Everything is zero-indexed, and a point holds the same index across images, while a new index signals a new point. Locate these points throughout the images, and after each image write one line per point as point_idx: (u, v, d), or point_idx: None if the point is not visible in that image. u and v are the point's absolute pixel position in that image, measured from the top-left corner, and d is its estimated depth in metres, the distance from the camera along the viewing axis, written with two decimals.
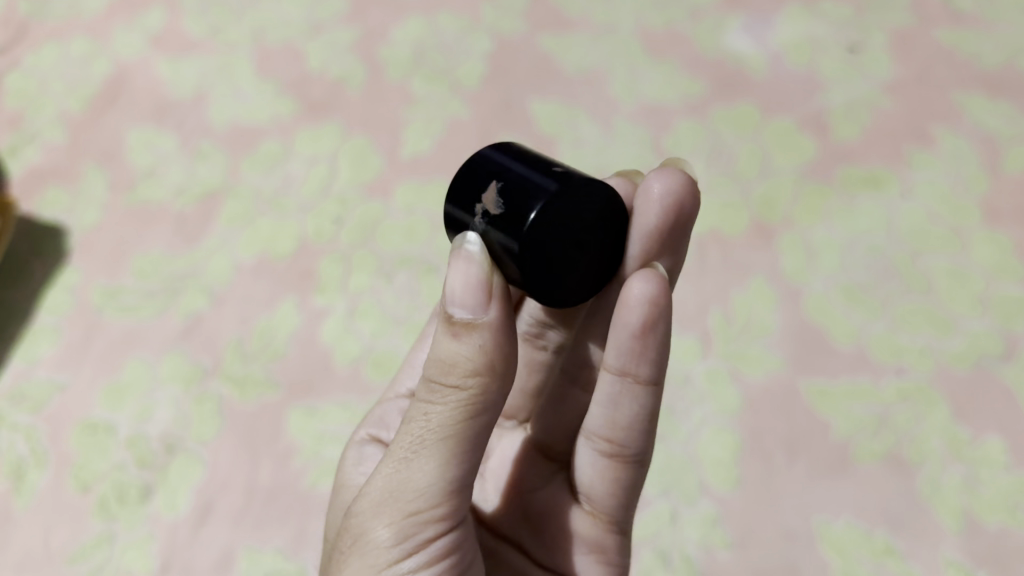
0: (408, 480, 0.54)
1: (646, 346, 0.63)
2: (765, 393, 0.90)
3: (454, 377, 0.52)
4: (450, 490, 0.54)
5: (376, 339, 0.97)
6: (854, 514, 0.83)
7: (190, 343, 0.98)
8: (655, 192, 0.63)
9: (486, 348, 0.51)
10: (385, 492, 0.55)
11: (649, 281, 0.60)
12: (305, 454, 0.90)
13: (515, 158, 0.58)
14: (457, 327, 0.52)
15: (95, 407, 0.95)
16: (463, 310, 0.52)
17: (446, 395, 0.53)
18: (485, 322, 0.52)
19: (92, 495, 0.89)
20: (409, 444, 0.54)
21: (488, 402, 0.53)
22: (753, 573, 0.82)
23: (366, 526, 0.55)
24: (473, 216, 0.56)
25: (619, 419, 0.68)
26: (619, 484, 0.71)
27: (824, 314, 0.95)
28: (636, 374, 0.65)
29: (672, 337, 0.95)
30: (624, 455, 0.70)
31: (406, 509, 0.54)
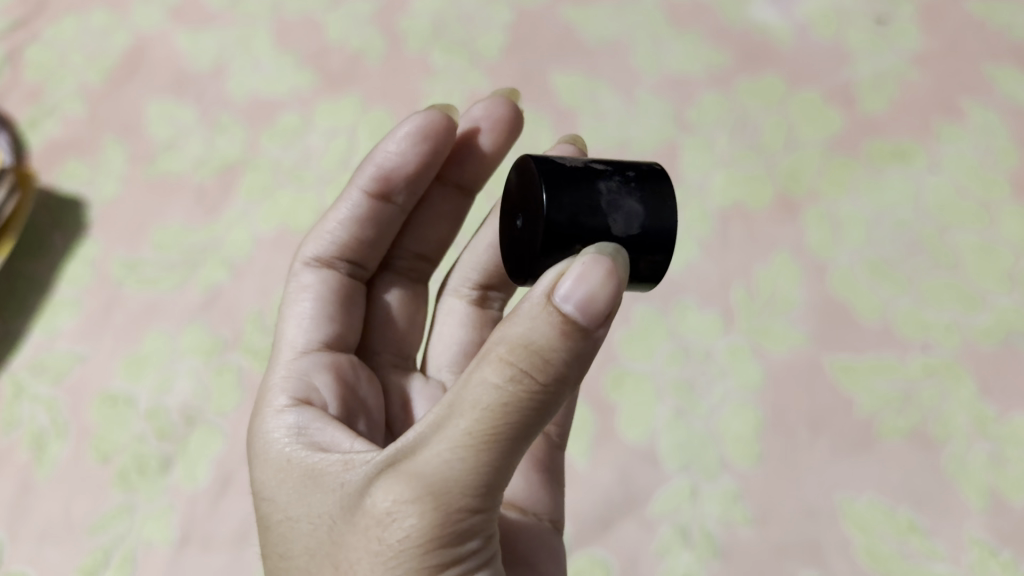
0: (466, 479, 0.46)
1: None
2: (788, 369, 0.89)
3: (545, 377, 0.45)
4: (499, 493, 0.48)
5: None
6: (877, 490, 0.82)
7: (209, 315, 0.98)
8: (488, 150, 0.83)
9: (583, 350, 0.46)
10: (435, 489, 0.46)
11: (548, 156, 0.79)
12: None
13: None
14: (566, 325, 0.45)
15: (115, 378, 0.95)
16: (581, 309, 0.45)
17: (527, 396, 0.45)
18: (597, 326, 0.46)
19: (112, 466, 0.90)
20: (475, 439, 0.45)
21: (563, 401, 0.47)
22: (775, 549, 0.81)
23: (402, 522, 0.47)
24: None
25: None
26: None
27: (850, 289, 0.93)
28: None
29: (694, 311, 0.94)
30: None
31: (458, 509, 0.47)
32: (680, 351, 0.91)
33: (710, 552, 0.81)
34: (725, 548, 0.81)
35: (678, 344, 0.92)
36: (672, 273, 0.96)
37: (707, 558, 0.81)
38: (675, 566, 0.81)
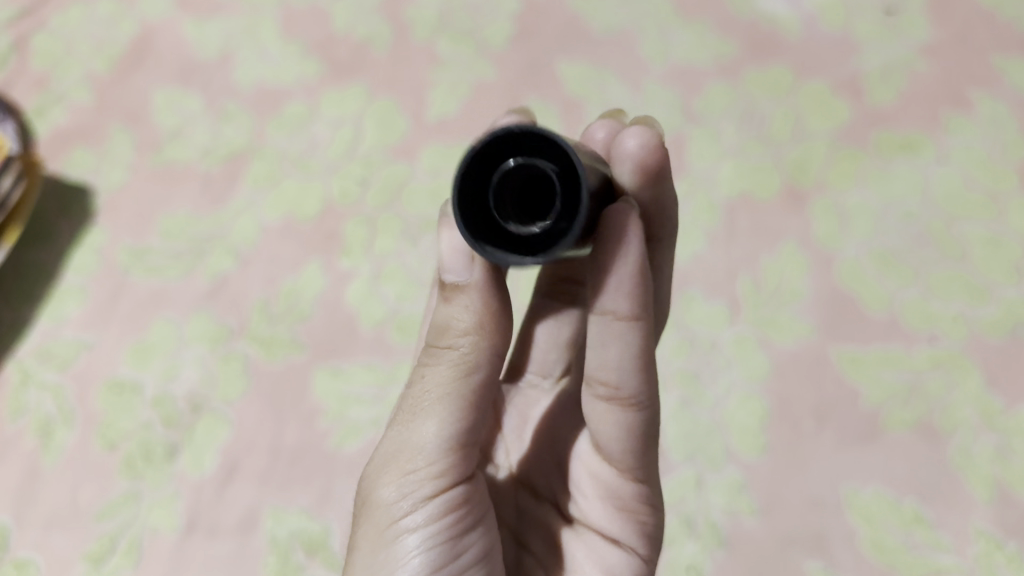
0: (406, 439, 0.57)
1: (618, 279, 0.56)
2: (795, 360, 0.89)
3: (447, 338, 0.56)
4: (447, 446, 0.56)
5: (401, 302, 0.97)
6: (882, 482, 0.82)
7: (215, 304, 0.98)
8: (630, 146, 0.64)
9: (472, 310, 0.55)
10: (388, 454, 0.57)
11: (643, 133, 0.64)
12: (330, 415, 0.90)
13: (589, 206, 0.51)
14: (448, 293, 0.56)
15: (122, 366, 0.95)
16: (453, 273, 0.56)
17: (439, 359, 0.57)
18: (471, 284, 0.55)
19: (119, 453, 0.90)
20: (409, 405, 0.57)
21: (480, 361, 0.56)
22: (780, 540, 0.81)
23: (373, 486, 0.57)
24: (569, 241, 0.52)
25: (609, 359, 0.60)
26: (621, 428, 0.63)
27: (857, 281, 0.93)
28: (614, 312, 0.58)
29: (700, 302, 0.93)
30: (623, 398, 0.62)
31: (402, 468, 0.56)
32: (686, 341, 0.91)
33: (715, 542, 0.81)
34: (730, 539, 0.81)
35: (684, 334, 0.91)
36: (679, 264, 0.96)
37: (711, 546, 0.81)
38: (679, 556, 0.80)
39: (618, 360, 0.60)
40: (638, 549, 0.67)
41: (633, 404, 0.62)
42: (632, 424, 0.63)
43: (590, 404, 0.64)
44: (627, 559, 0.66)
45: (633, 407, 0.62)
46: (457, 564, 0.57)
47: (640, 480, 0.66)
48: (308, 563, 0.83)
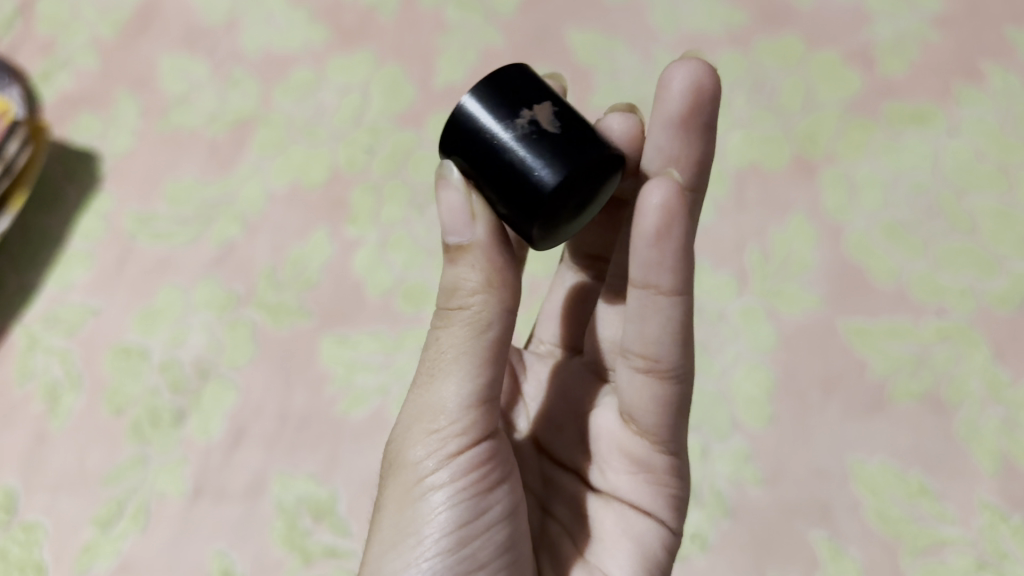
0: (427, 400, 0.57)
1: (663, 254, 0.59)
2: (802, 331, 0.89)
3: (457, 300, 0.55)
4: (470, 404, 0.56)
5: (408, 271, 0.96)
6: (888, 453, 0.82)
7: (222, 271, 0.98)
8: (678, 82, 0.62)
9: (478, 269, 0.55)
10: (413, 416, 0.58)
11: (689, 74, 0.62)
12: (337, 382, 0.90)
13: (529, 93, 0.56)
14: (452, 253, 0.56)
15: (130, 332, 0.95)
16: (455, 234, 0.55)
17: (450, 320, 0.56)
18: (475, 244, 0.55)
19: (125, 418, 0.90)
20: (427, 367, 0.57)
21: (493, 319, 0.55)
22: (785, 509, 0.80)
23: (402, 447, 0.58)
24: (515, 117, 0.55)
25: (651, 332, 0.62)
26: (656, 401, 0.64)
27: (866, 253, 0.93)
28: (657, 286, 0.60)
29: (708, 272, 0.93)
30: (661, 371, 0.63)
31: (428, 428, 0.56)
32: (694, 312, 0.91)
33: (720, 511, 0.80)
34: (735, 508, 0.80)
35: None
36: None
37: (717, 516, 0.80)
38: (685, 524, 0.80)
39: (659, 332, 0.62)
40: (665, 518, 0.68)
41: (671, 378, 0.63)
42: (669, 398, 0.64)
43: (628, 377, 0.65)
44: (654, 526, 0.67)
45: (669, 380, 0.63)
46: (485, 518, 0.58)
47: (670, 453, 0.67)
48: (315, 528, 0.82)
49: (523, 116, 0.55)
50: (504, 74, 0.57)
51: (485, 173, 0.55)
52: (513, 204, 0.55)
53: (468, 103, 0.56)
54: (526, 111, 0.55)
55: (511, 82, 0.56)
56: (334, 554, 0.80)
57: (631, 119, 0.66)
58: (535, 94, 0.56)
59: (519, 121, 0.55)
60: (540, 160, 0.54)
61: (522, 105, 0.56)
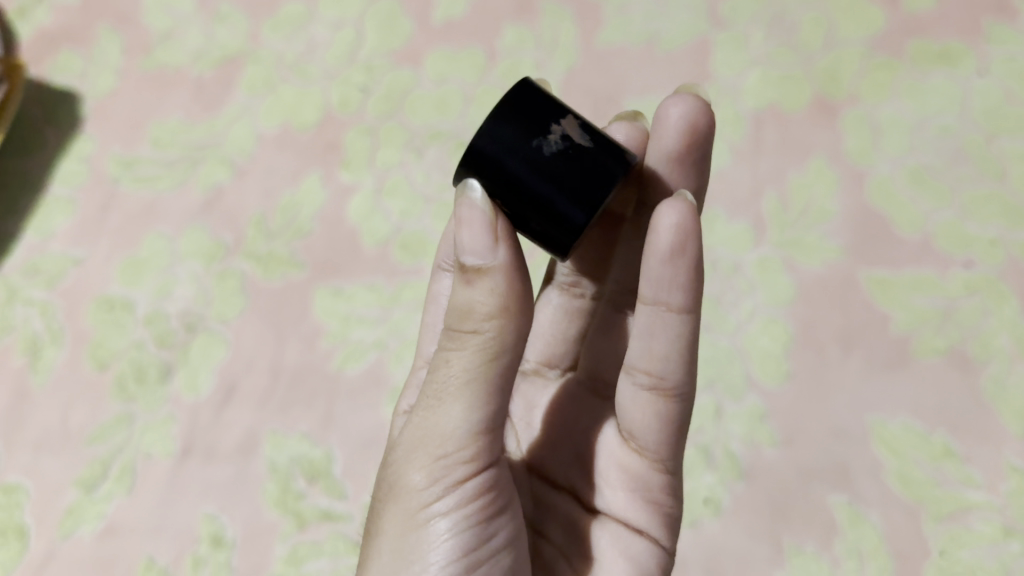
0: (430, 423, 0.49)
1: (676, 272, 0.57)
2: (821, 283, 0.84)
3: (470, 322, 0.47)
4: (481, 430, 0.48)
5: (405, 219, 0.91)
6: (910, 413, 0.78)
7: (209, 218, 0.93)
8: (676, 114, 0.62)
9: (498, 294, 0.46)
10: (414, 439, 0.49)
11: (686, 103, 0.62)
12: (331, 336, 0.85)
13: (553, 104, 0.50)
14: (468, 275, 0.47)
15: (113, 283, 0.91)
16: (473, 253, 0.47)
17: (460, 343, 0.47)
18: (495, 266, 0.46)
19: (110, 374, 0.85)
20: (432, 387, 0.49)
21: (510, 347, 0.47)
22: (802, 472, 0.76)
23: (401, 470, 0.50)
24: (548, 134, 0.49)
25: (658, 349, 0.60)
26: (658, 417, 0.62)
27: (889, 200, 0.88)
28: (668, 303, 0.58)
29: (722, 221, 0.88)
30: (667, 388, 0.61)
31: (432, 454, 0.48)
32: (708, 263, 0.86)
33: (734, 474, 0.76)
34: (750, 471, 0.76)
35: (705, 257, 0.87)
36: None
37: (730, 479, 0.76)
38: (697, 487, 0.76)
39: (666, 350, 0.60)
40: (660, 538, 0.64)
41: (674, 395, 0.62)
42: (671, 415, 0.62)
43: (631, 392, 0.63)
44: (650, 545, 0.63)
45: (673, 397, 0.62)
46: (491, 544, 0.51)
47: (668, 472, 0.64)
48: (309, 490, 0.78)
49: (553, 132, 0.49)
50: (522, 84, 0.50)
51: (516, 197, 0.49)
52: (551, 227, 0.49)
53: (491, 119, 0.49)
54: (556, 124, 0.49)
55: (530, 94, 0.50)
56: (329, 518, 0.77)
57: (636, 126, 0.66)
58: (559, 105, 0.50)
59: (552, 138, 0.49)
60: (582, 182, 0.49)
61: (550, 118, 0.49)
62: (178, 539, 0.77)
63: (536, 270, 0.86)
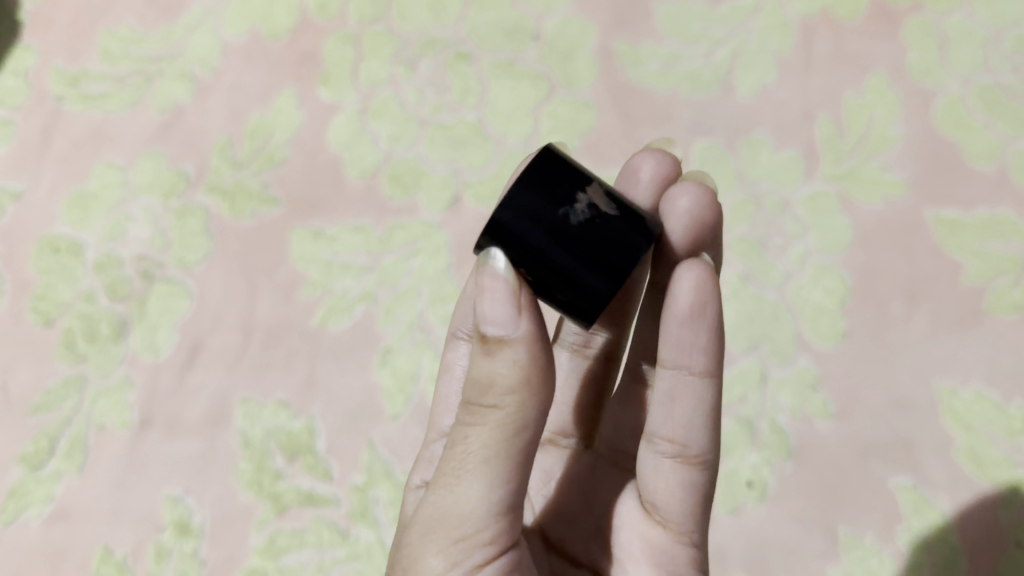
0: (444, 503, 0.42)
1: (697, 335, 0.50)
2: (882, 224, 0.72)
3: (489, 397, 0.40)
4: (503, 509, 0.41)
5: (395, 146, 0.79)
6: (984, 381, 0.67)
7: (169, 145, 0.81)
8: (682, 206, 0.52)
9: (522, 365, 0.39)
10: (427, 519, 0.42)
11: (698, 192, 0.52)
12: (311, 287, 0.74)
13: (577, 171, 0.43)
14: (488, 345, 0.40)
15: (58, 222, 0.78)
16: (493, 321, 0.40)
17: (479, 419, 0.40)
18: (519, 336, 0.39)
19: (56, 330, 0.74)
20: (446, 464, 0.42)
21: (535, 422, 0.40)
22: (859, 449, 0.66)
23: (414, 554, 0.43)
24: (575, 200, 0.42)
25: (680, 414, 0.52)
26: (685, 487, 0.53)
27: (959, 125, 0.75)
28: (690, 367, 0.51)
29: (767, 151, 0.75)
30: (691, 457, 0.53)
31: (450, 536, 0.42)
32: (751, 199, 0.74)
33: (781, 452, 0.66)
34: (801, 448, 0.66)
35: (748, 191, 0.74)
36: (743, 100, 0.78)
37: (777, 459, 0.66)
38: (739, 468, 0.66)
39: (690, 415, 0.52)
40: None
41: (701, 463, 0.53)
42: (699, 484, 0.53)
43: (651, 462, 0.54)
44: None
45: (700, 466, 0.53)
46: None
47: (696, 546, 0.54)
48: (288, 470, 0.67)
49: (580, 198, 0.42)
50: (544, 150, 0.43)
51: (543, 268, 0.41)
52: (578, 302, 0.42)
53: (513, 187, 0.42)
54: (581, 191, 0.42)
55: (553, 160, 0.43)
56: (312, 501, 0.66)
57: (666, 160, 0.54)
58: (582, 172, 0.44)
59: (579, 204, 0.42)
60: (613, 250, 0.42)
61: (575, 183, 0.43)
62: (139, 526, 0.67)
63: None
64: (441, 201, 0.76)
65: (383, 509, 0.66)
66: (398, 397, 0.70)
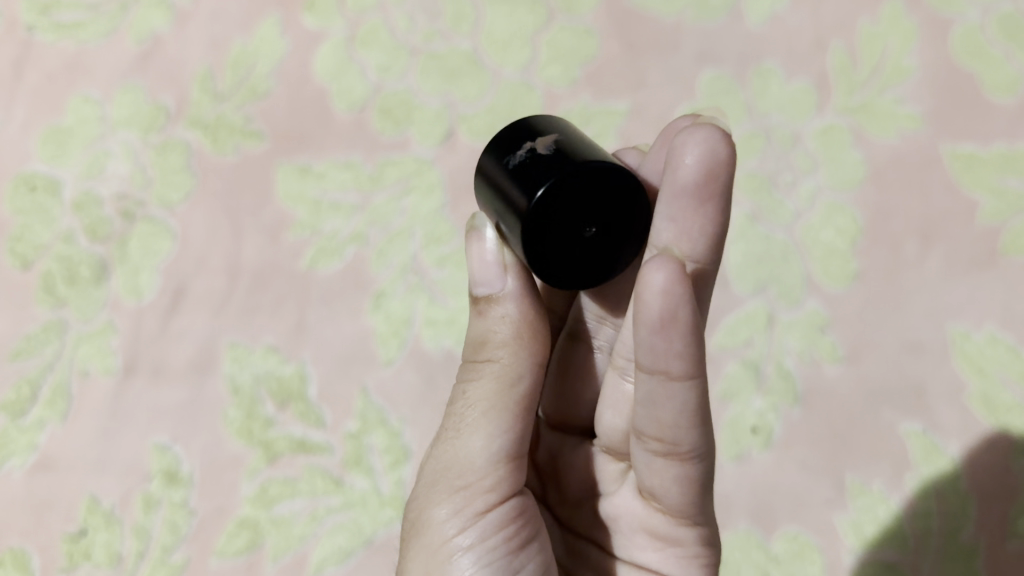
0: (448, 455, 0.44)
1: (670, 343, 0.42)
2: (896, 159, 0.69)
3: (485, 350, 0.44)
4: (503, 457, 0.43)
5: (385, 78, 0.75)
6: (999, 323, 0.64)
7: (147, 76, 0.77)
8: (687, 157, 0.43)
9: (511, 318, 0.44)
10: (433, 476, 0.44)
11: (710, 138, 0.43)
12: (300, 227, 0.71)
13: (545, 129, 0.46)
14: (481, 305, 0.45)
15: (33, 159, 0.75)
16: (483, 283, 0.45)
17: (477, 373, 0.44)
18: (506, 293, 0.44)
19: (35, 273, 0.71)
20: (449, 423, 0.45)
21: (528, 373, 0.44)
22: (868, 393, 0.63)
23: (421, 512, 0.44)
24: (515, 150, 0.45)
25: (664, 416, 0.45)
26: (679, 483, 0.47)
27: (977, 54, 0.72)
28: (668, 371, 0.43)
29: (777, 84, 0.72)
30: (681, 454, 0.46)
31: (453, 482, 0.43)
32: (760, 133, 0.71)
33: (787, 397, 0.64)
34: (809, 392, 0.64)
35: (757, 124, 0.71)
36: (753, 29, 0.74)
37: (783, 405, 0.64)
38: (744, 413, 0.64)
39: (676, 419, 0.45)
40: None
41: (695, 460, 0.46)
42: (694, 480, 0.47)
43: (643, 460, 0.48)
44: None
45: (692, 462, 0.46)
46: None
47: (702, 525, 0.49)
48: (279, 416, 0.65)
49: (524, 147, 0.44)
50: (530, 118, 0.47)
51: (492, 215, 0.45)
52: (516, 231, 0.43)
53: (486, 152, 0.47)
54: (529, 140, 0.45)
55: (528, 125, 0.46)
56: (304, 449, 0.64)
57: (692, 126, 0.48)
58: (548, 130, 0.45)
59: (517, 152, 0.44)
60: (529, 180, 0.42)
61: (527, 135, 0.45)
62: (126, 476, 0.64)
63: None
64: (434, 135, 0.73)
65: (378, 457, 0.64)
66: (391, 342, 0.67)
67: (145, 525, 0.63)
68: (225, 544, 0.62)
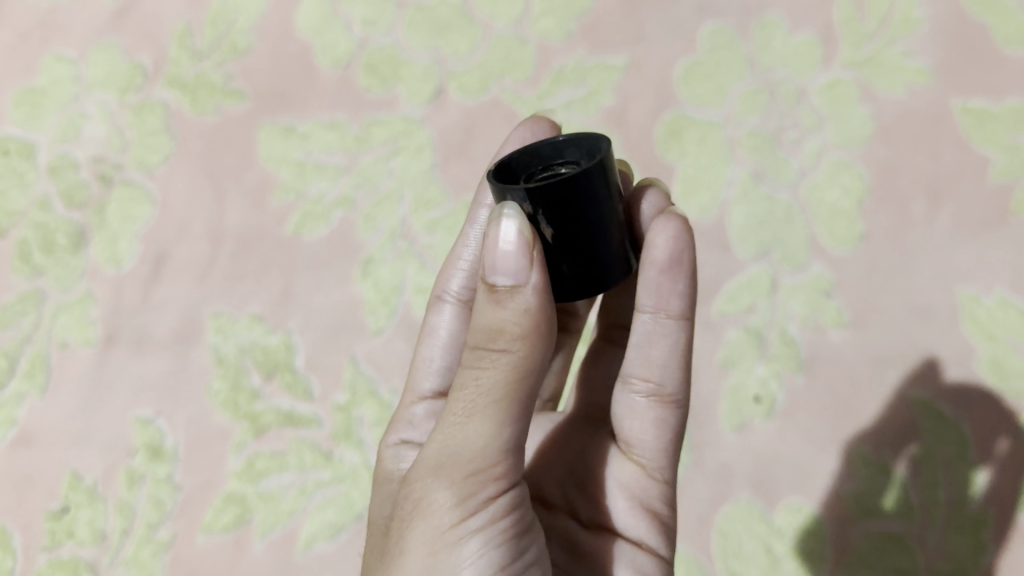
0: (455, 449, 0.36)
1: (674, 284, 0.46)
2: (904, 115, 0.66)
3: (501, 340, 0.36)
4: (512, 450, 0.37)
5: (371, 33, 0.72)
6: (1010, 286, 0.61)
7: (124, 34, 0.74)
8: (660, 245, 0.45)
9: (535, 313, 0.35)
10: (432, 471, 0.37)
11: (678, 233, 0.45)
12: (284, 191, 0.68)
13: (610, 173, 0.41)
14: (496, 291, 0.36)
15: (8, 123, 0.72)
16: (504, 267, 0.36)
17: (488, 364, 0.36)
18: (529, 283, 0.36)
19: (10, 242, 0.68)
20: (452, 411, 0.37)
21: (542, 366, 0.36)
22: (873, 358, 0.61)
23: (419, 507, 0.37)
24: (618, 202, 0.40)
25: (655, 354, 0.48)
26: (660, 425, 0.49)
27: (990, 4, 0.69)
28: (668, 312, 0.47)
29: (781, 36, 0.69)
30: (667, 397, 0.49)
31: (463, 479, 0.36)
32: (763, 89, 0.68)
33: (790, 364, 0.61)
34: (814, 357, 0.61)
35: (761, 79, 0.68)
36: None
37: (787, 372, 0.61)
38: (746, 382, 0.62)
39: (666, 357, 0.48)
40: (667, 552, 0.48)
41: (678, 403, 0.49)
42: (673, 425, 0.49)
43: (624, 404, 0.49)
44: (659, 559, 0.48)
45: (675, 405, 0.49)
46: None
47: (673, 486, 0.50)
48: (265, 388, 0.63)
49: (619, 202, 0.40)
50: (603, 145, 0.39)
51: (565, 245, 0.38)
52: (582, 282, 0.39)
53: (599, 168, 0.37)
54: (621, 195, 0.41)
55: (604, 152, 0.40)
56: (292, 421, 0.62)
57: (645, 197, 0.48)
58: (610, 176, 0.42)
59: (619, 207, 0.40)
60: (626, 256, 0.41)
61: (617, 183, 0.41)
62: (109, 450, 0.62)
63: (552, 96, 0.69)
64: (422, 93, 0.70)
65: (367, 429, 0.61)
66: (381, 310, 0.65)
67: (129, 502, 0.60)
68: (212, 520, 0.60)
